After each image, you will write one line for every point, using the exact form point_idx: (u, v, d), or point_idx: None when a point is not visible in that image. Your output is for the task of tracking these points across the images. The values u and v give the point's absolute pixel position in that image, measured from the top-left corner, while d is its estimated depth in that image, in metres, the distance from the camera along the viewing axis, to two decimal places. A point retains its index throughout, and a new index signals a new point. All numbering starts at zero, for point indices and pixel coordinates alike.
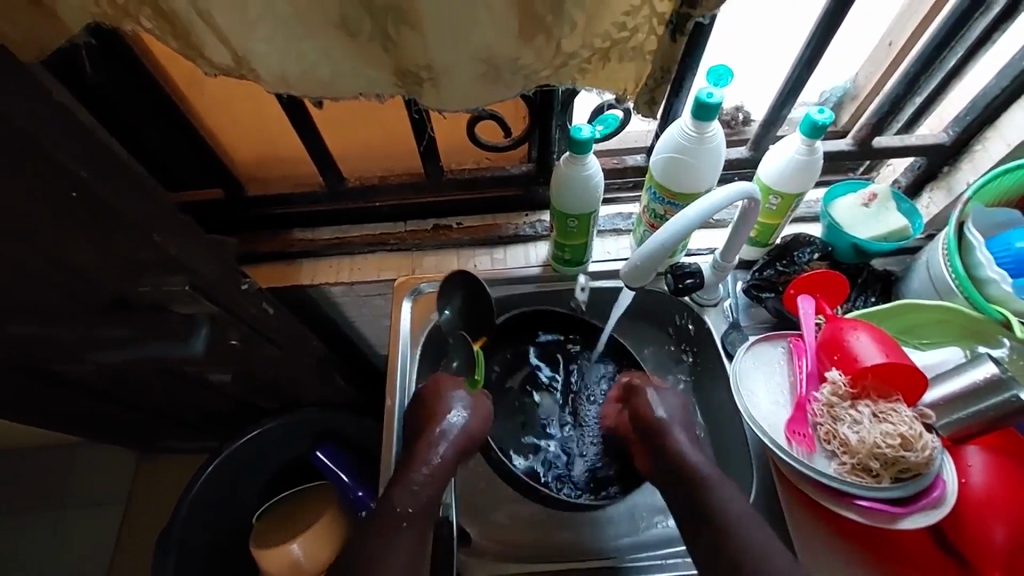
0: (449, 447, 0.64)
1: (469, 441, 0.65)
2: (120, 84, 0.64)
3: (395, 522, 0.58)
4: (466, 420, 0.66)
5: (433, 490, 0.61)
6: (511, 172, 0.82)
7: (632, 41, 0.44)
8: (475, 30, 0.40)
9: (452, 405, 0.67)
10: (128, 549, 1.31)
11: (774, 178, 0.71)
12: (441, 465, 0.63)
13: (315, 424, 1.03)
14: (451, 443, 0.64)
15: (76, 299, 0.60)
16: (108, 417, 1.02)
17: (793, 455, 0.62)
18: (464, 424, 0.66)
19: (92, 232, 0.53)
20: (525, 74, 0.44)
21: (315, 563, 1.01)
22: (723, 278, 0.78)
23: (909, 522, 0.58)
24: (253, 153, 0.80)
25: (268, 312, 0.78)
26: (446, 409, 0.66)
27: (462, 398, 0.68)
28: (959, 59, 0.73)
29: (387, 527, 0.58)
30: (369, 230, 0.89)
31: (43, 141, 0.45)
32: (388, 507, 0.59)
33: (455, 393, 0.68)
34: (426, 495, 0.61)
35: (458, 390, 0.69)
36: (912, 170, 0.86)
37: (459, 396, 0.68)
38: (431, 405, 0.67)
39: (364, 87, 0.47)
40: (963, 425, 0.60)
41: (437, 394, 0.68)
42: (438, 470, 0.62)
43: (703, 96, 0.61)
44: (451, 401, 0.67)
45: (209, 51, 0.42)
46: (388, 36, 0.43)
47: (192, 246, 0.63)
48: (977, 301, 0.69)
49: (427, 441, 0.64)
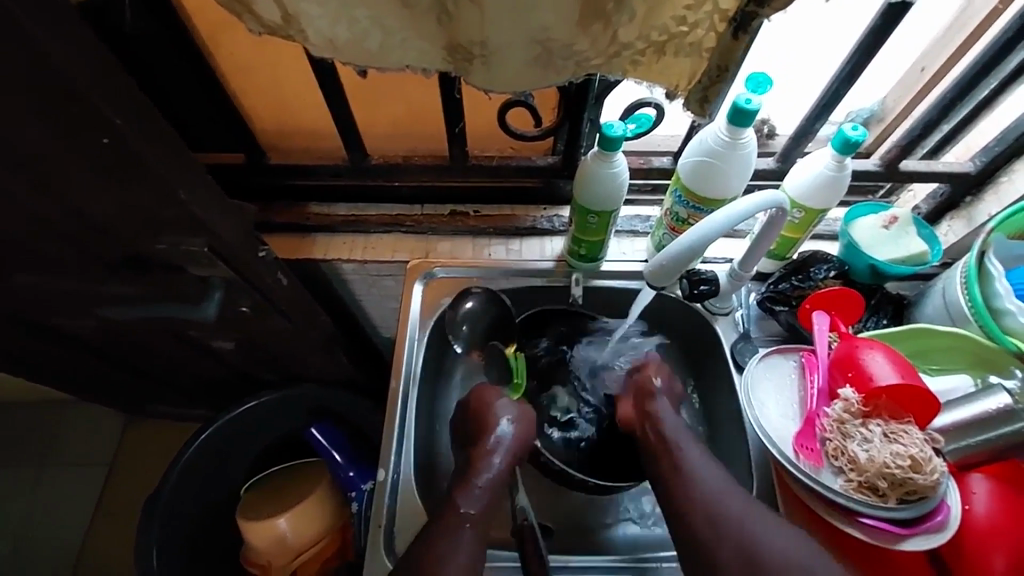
0: (504, 453, 0.63)
1: (520, 448, 0.65)
2: (159, 37, 0.63)
3: (457, 523, 0.58)
4: (514, 428, 0.65)
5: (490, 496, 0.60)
6: (535, 163, 0.81)
7: (689, 37, 0.43)
8: (535, 11, 0.39)
9: (501, 415, 0.65)
10: (109, 508, 1.30)
11: (801, 192, 0.71)
12: (497, 478, 0.62)
13: (313, 401, 1.03)
14: (506, 451, 0.63)
15: (93, 250, 0.59)
16: (105, 376, 1.01)
17: (801, 469, 0.62)
18: (514, 434, 0.64)
19: (119, 184, 0.52)
20: (577, 61, 0.43)
21: (302, 539, 1.01)
22: (738, 287, 0.78)
23: (911, 544, 0.58)
24: (277, 122, 0.79)
25: (282, 282, 0.77)
26: (495, 420, 0.65)
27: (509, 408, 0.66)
28: (992, 90, 0.73)
29: (449, 526, 0.57)
30: (386, 210, 0.88)
31: (78, 82, 0.44)
32: (449, 508, 0.59)
33: (501, 403, 0.66)
34: (485, 501, 0.60)
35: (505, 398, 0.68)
36: (933, 197, 0.86)
37: (508, 405, 0.66)
38: (482, 414, 0.66)
39: (410, 60, 0.46)
40: (969, 452, 0.62)
41: (487, 407, 0.66)
42: (499, 477, 0.62)
43: (741, 102, 0.60)
44: (499, 415, 0.65)
45: (257, 6, 0.41)
46: (444, 10, 0.42)
47: (216, 208, 0.62)
48: (992, 330, 0.69)
49: (483, 452, 0.63)
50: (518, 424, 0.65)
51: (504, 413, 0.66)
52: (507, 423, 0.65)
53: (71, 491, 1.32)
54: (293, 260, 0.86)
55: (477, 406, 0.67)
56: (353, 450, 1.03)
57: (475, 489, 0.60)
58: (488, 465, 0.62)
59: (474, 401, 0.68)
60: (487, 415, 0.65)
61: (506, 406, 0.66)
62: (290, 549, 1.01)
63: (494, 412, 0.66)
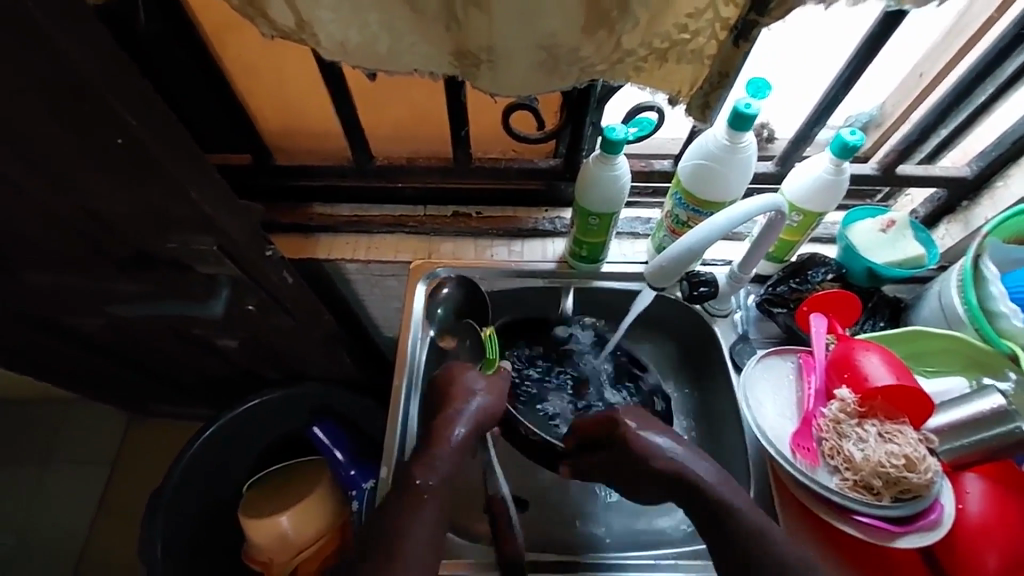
0: (466, 421, 0.61)
1: (486, 419, 0.63)
2: (169, 40, 0.64)
3: (419, 496, 0.56)
4: (484, 398, 0.63)
5: (454, 467, 0.58)
6: (538, 166, 0.82)
7: (691, 44, 0.44)
8: (542, 18, 0.40)
9: (471, 387, 0.64)
10: (111, 507, 1.31)
11: (800, 196, 0.72)
12: (459, 447, 0.59)
13: (315, 400, 1.04)
14: (467, 423, 0.61)
15: (103, 247, 0.60)
16: (110, 374, 1.02)
17: (797, 467, 0.63)
18: (482, 405, 0.63)
19: (131, 183, 0.53)
20: (581, 66, 0.44)
21: (304, 536, 1.01)
22: (737, 289, 0.79)
23: (905, 541, 0.59)
24: (283, 123, 0.80)
25: (288, 281, 0.78)
26: (465, 391, 0.63)
27: (479, 377, 0.65)
28: (988, 96, 0.74)
29: (410, 499, 0.56)
30: (389, 211, 0.89)
31: (95, 82, 0.44)
32: (411, 478, 0.57)
33: (471, 375, 0.65)
34: (446, 470, 0.58)
35: (474, 370, 0.66)
36: (931, 201, 0.87)
37: (476, 376, 0.65)
38: (449, 387, 0.64)
39: (419, 64, 0.47)
40: (962, 453, 0.62)
41: (458, 380, 0.64)
42: (460, 448, 0.59)
43: (741, 107, 0.62)
44: (468, 385, 0.64)
45: (272, 11, 0.42)
46: (453, 16, 0.43)
47: (225, 208, 0.63)
48: (987, 334, 0.71)
49: (447, 420, 0.60)
50: (491, 393, 0.64)
51: (474, 384, 0.64)
52: (475, 391, 0.63)
53: (72, 490, 1.32)
54: (298, 259, 0.87)
55: (445, 380, 0.65)
56: (355, 449, 1.04)
57: (434, 457, 0.58)
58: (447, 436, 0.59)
59: (443, 376, 0.65)
60: (455, 388, 0.63)
61: (476, 376, 0.65)
62: (292, 546, 1.01)
63: (465, 385, 0.63)
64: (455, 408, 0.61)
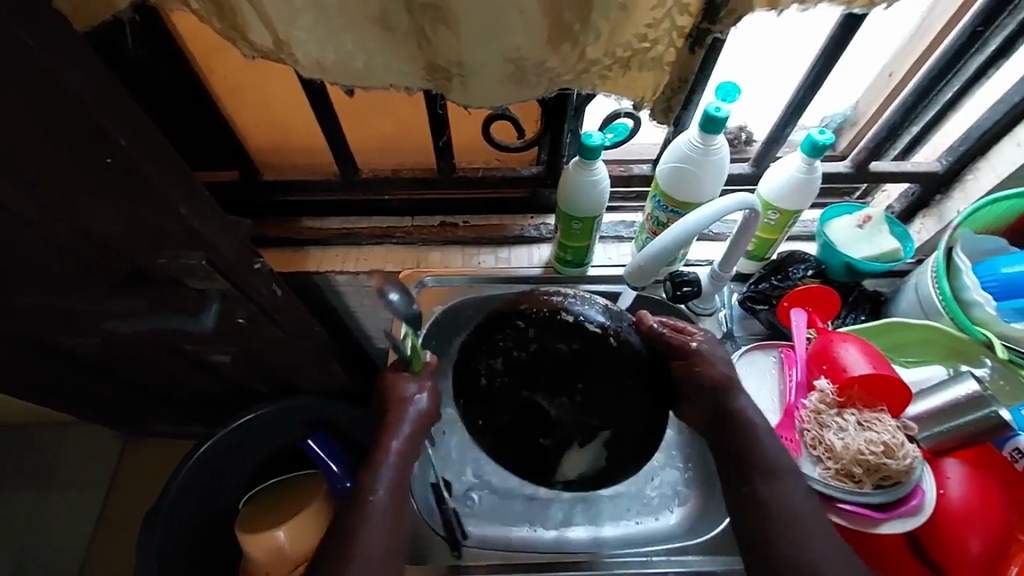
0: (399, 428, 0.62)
1: (428, 419, 0.64)
2: (155, 62, 0.65)
3: (364, 501, 0.57)
4: (423, 399, 0.64)
5: (398, 471, 0.60)
6: (521, 174, 0.84)
7: (652, 52, 0.46)
8: (507, 31, 0.42)
9: (410, 389, 0.64)
10: (106, 529, 1.30)
11: (775, 195, 0.74)
12: (404, 451, 0.61)
13: (309, 413, 1.04)
14: (405, 427, 0.62)
15: (94, 266, 0.61)
16: (103, 393, 1.03)
17: None
18: (424, 403, 0.64)
19: (119, 201, 0.55)
20: (549, 77, 0.47)
21: (301, 550, 1.01)
22: (720, 288, 0.80)
23: (888, 526, 0.61)
24: (270, 140, 0.82)
25: (277, 294, 0.79)
26: (405, 398, 0.63)
27: (414, 385, 0.64)
28: (954, 92, 0.77)
29: (358, 507, 0.57)
30: (377, 223, 0.90)
31: (84, 106, 0.46)
32: (362, 491, 0.58)
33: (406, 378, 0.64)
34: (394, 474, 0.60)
35: (409, 377, 0.65)
36: (906, 197, 0.89)
37: (411, 381, 0.64)
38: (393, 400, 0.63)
39: (394, 78, 0.49)
40: (944, 438, 0.64)
41: (395, 393, 0.64)
42: (401, 451, 0.61)
43: (711, 110, 0.64)
44: (405, 393, 0.64)
45: (252, 33, 0.44)
46: (425, 33, 0.45)
47: (213, 224, 0.64)
48: (961, 323, 0.72)
49: (390, 427, 0.62)
50: (430, 397, 0.65)
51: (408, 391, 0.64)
52: (418, 394, 0.64)
53: (67, 512, 1.32)
54: (288, 273, 0.89)
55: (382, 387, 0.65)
56: (349, 461, 1.04)
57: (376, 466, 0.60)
58: (383, 445, 0.61)
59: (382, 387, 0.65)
60: (394, 393, 0.64)
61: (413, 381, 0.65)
62: (289, 561, 1.01)
63: (401, 391, 0.64)
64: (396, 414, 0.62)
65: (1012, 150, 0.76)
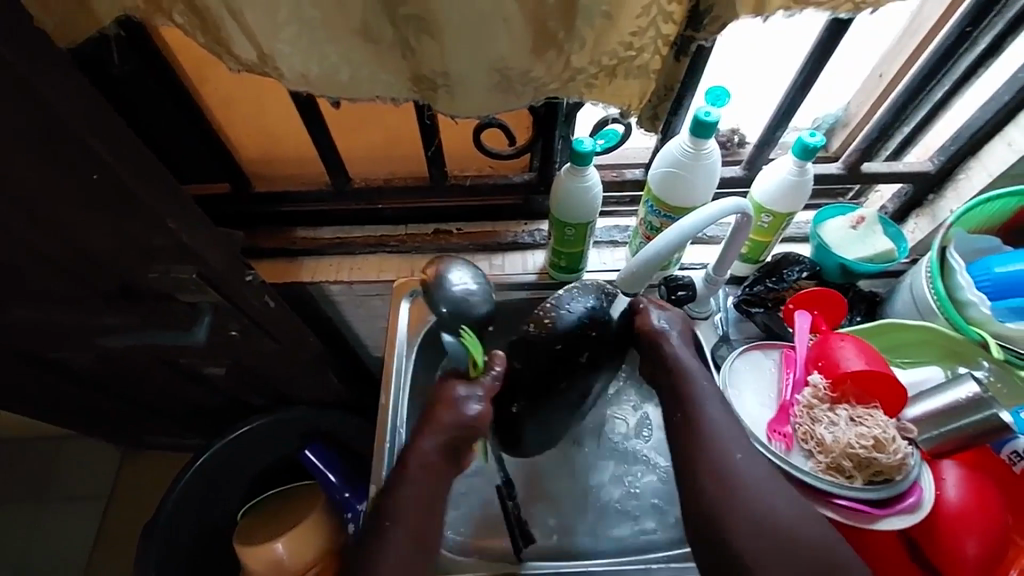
0: (440, 432, 0.59)
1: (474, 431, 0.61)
2: (143, 76, 0.65)
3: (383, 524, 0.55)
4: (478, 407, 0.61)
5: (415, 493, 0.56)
6: (513, 180, 0.84)
7: (637, 60, 0.46)
8: (490, 41, 0.43)
9: (467, 400, 0.61)
10: (104, 543, 1.29)
11: (767, 198, 0.74)
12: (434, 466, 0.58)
13: (307, 423, 1.04)
14: (440, 434, 0.59)
15: (84, 281, 0.60)
16: (98, 408, 1.02)
17: (771, 450, 0.64)
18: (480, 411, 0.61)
19: (108, 217, 0.54)
20: (535, 86, 0.47)
21: (300, 563, 1.00)
22: (715, 291, 0.79)
23: (886, 524, 0.60)
24: (261, 151, 0.82)
25: (270, 305, 0.79)
26: (457, 402, 0.60)
27: (474, 399, 0.61)
28: (945, 92, 0.77)
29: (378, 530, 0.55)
30: (371, 231, 0.90)
31: (70, 122, 0.46)
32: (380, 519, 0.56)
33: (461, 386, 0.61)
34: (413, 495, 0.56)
35: (460, 385, 0.62)
36: (899, 196, 0.89)
37: (466, 389, 0.61)
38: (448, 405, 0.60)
39: (380, 91, 0.49)
40: (942, 441, 0.63)
41: (451, 396, 0.61)
42: (432, 460, 0.58)
43: (701, 115, 0.64)
44: (460, 398, 0.61)
45: (236, 47, 0.44)
46: (409, 44, 0.45)
47: (204, 237, 0.64)
48: (957, 322, 0.72)
49: (434, 427, 0.59)
50: (489, 409, 0.62)
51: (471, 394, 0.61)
52: (472, 400, 0.61)
53: (64, 528, 1.31)
54: (281, 283, 0.88)
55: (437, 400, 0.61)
56: (346, 470, 1.03)
57: (409, 473, 0.57)
58: (418, 447, 0.58)
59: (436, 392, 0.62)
60: (444, 400, 0.61)
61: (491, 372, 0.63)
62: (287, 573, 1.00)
63: (456, 395, 0.61)
64: (445, 415, 0.59)
65: (1003, 149, 0.76)
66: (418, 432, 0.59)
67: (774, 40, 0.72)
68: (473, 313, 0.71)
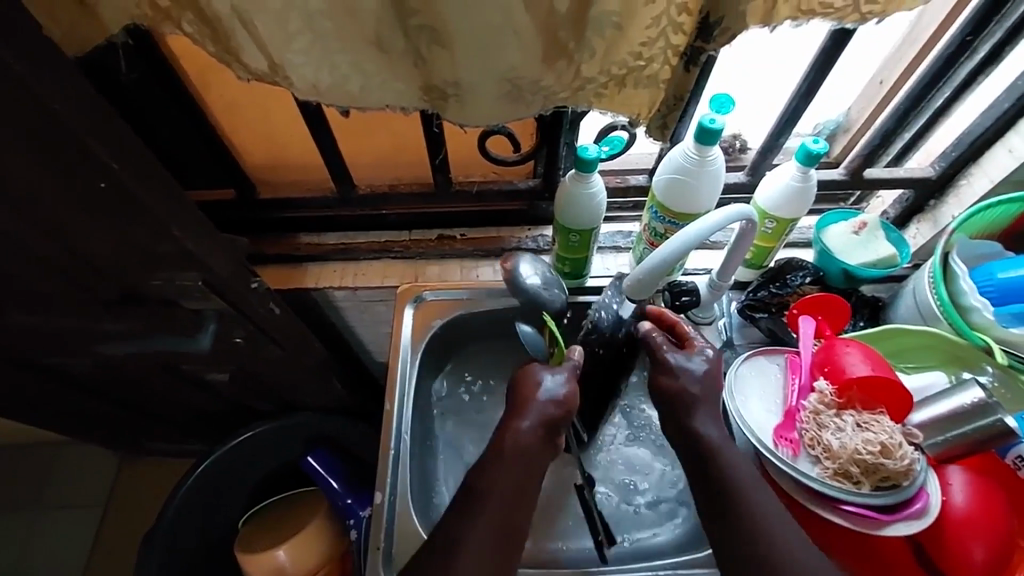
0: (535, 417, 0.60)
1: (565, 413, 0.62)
2: (151, 84, 0.66)
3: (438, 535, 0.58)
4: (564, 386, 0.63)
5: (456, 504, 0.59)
6: (518, 186, 0.84)
7: (646, 70, 0.46)
8: (500, 53, 0.43)
9: (555, 380, 0.63)
10: (103, 550, 1.28)
11: (772, 204, 0.74)
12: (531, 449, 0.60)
13: (310, 430, 1.03)
14: (537, 418, 0.60)
15: (89, 288, 0.60)
16: (100, 415, 1.02)
17: (779, 457, 0.64)
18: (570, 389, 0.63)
19: (116, 225, 0.55)
20: (544, 95, 0.48)
21: (302, 570, 1.00)
22: (719, 297, 0.80)
23: (893, 529, 0.60)
24: (267, 158, 0.82)
25: (275, 312, 0.79)
26: (541, 387, 0.62)
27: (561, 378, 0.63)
28: (946, 98, 0.77)
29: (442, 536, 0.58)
30: (375, 237, 0.90)
31: (79, 131, 0.46)
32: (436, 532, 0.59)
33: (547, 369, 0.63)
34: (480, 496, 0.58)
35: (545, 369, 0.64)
36: (900, 202, 0.90)
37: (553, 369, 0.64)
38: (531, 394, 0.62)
39: (390, 99, 0.49)
40: (948, 446, 0.64)
41: (533, 383, 0.63)
42: (528, 442, 0.59)
43: (705, 122, 0.64)
44: (545, 383, 0.62)
45: (246, 57, 0.44)
46: (419, 54, 0.46)
47: (210, 244, 0.64)
48: (960, 328, 0.72)
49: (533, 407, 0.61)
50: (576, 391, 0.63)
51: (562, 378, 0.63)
52: (556, 383, 0.62)
53: (62, 535, 1.30)
54: (285, 289, 0.88)
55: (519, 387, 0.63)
56: (349, 476, 1.03)
57: (505, 456, 0.59)
58: (514, 429, 0.60)
59: (517, 383, 0.64)
60: (529, 385, 0.62)
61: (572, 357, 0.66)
62: None
63: (535, 381, 0.63)
64: (531, 398, 0.61)
65: (1004, 155, 0.77)
66: (514, 415, 0.61)
67: (777, 48, 0.72)
68: (550, 304, 0.72)
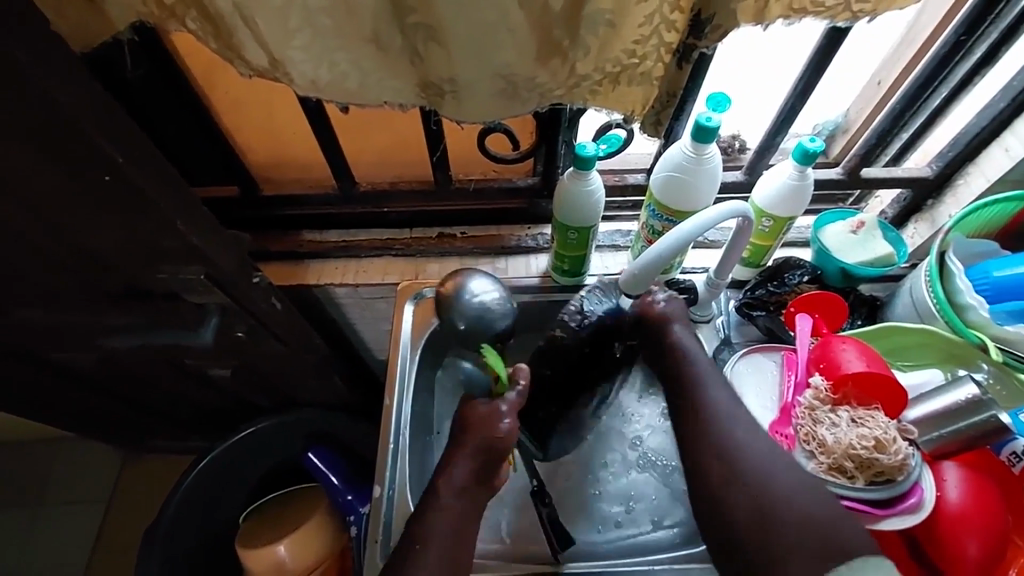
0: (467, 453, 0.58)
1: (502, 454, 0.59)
2: (155, 81, 0.67)
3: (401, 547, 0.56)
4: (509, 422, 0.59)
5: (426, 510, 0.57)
6: (517, 185, 0.85)
7: (640, 67, 0.47)
8: (496, 51, 0.44)
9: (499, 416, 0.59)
10: (106, 546, 1.29)
11: (768, 203, 0.75)
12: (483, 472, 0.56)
13: (311, 426, 1.04)
14: (469, 459, 0.58)
15: (93, 281, 0.61)
16: (104, 410, 1.03)
17: None
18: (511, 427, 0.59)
19: (120, 218, 0.56)
20: (540, 92, 0.49)
21: (302, 565, 1.01)
22: (716, 295, 0.81)
23: (887, 524, 0.61)
24: (270, 156, 0.83)
25: (276, 307, 0.80)
26: (489, 418, 0.59)
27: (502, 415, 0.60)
28: (943, 99, 0.78)
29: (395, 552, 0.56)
30: (376, 235, 0.91)
31: (84, 125, 0.47)
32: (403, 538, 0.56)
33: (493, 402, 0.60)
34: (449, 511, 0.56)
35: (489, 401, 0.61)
36: (898, 202, 0.90)
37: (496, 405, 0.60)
38: (482, 428, 0.59)
39: (388, 96, 0.50)
40: (943, 443, 0.64)
41: (480, 415, 0.59)
42: (463, 485, 0.57)
43: (702, 120, 0.65)
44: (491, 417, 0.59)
45: (248, 53, 0.45)
46: (417, 52, 0.46)
47: (212, 239, 0.65)
48: (956, 325, 0.73)
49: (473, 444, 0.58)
50: (515, 426, 0.60)
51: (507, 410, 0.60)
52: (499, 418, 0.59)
53: (66, 530, 1.31)
54: (286, 286, 0.89)
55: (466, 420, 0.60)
56: (349, 472, 1.04)
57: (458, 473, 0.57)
58: (448, 474, 0.57)
59: (461, 418, 0.61)
60: (476, 417, 0.60)
61: (512, 392, 0.62)
62: None
63: (488, 414, 0.59)
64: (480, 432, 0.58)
65: (1000, 155, 0.77)
66: (448, 460, 0.58)
67: (774, 47, 0.73)
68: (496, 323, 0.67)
